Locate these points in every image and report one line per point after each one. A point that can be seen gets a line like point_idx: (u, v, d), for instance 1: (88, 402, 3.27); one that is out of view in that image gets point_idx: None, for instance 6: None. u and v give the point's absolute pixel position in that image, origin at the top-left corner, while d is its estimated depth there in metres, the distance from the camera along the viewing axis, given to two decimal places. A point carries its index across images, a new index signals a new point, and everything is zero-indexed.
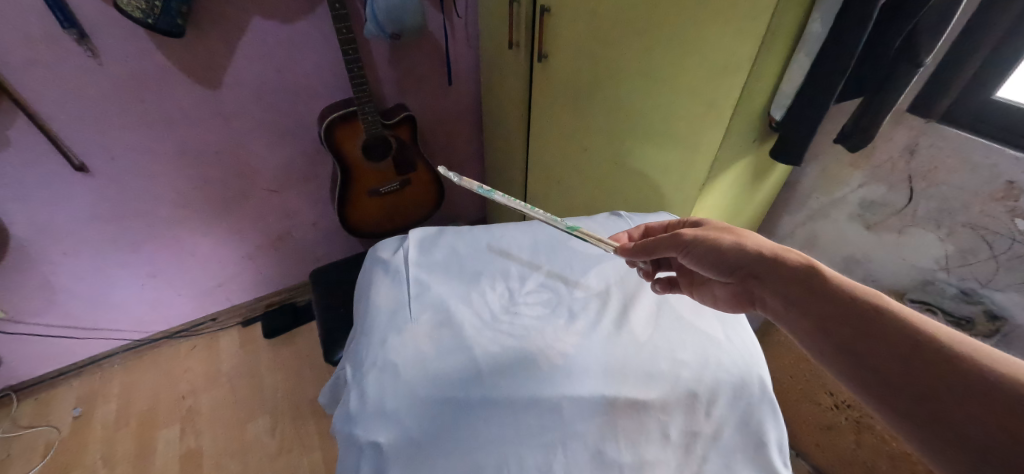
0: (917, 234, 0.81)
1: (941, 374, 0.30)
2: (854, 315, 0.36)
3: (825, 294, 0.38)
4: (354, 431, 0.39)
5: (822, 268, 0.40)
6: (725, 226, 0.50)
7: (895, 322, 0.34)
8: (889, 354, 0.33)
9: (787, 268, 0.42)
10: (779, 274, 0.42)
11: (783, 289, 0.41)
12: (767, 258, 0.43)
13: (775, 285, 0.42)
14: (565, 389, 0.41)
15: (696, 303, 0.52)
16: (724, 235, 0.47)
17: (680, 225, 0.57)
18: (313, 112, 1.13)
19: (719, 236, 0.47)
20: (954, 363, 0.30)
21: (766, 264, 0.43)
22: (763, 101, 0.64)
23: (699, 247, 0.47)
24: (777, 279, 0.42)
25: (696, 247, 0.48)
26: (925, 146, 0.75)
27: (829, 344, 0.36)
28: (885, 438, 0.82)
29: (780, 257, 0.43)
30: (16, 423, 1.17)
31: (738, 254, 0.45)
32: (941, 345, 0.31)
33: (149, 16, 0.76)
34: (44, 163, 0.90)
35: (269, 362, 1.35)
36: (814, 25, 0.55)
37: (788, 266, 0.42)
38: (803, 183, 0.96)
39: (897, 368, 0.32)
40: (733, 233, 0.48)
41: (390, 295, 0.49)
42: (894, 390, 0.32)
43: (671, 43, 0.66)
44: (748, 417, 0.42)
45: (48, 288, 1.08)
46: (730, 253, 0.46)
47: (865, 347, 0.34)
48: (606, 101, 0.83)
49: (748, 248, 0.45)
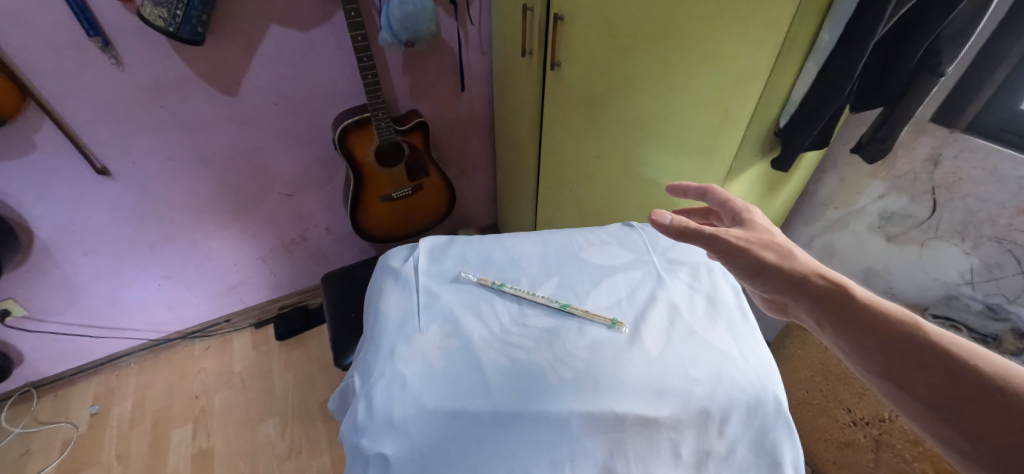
0: (939, 246, 0.79)
1: (991, 409, 0.30)
2: (896, 344, 0.35)
3: (863, 320, 0.37)
4: (361, 442, 0.38)
5: (854, 290, 0.39)
6: (765, 234, 0.46)
7: (936, 352, 0.33)
8: (933, 386, 0.32)
9: (820, 290, 0.40)
10: (811, 295, 0.41)
11: (816, 312, 0.40)
12: (801, 280, 0.42)
13: (809, 307, 0.41)
14: (573, 404, 0.40)
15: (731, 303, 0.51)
16: (765, 250, 0.44)
17: (716, 211, 0.54)
18: (327, 117, 1.15)
19: (761, 250, 0.44)
20: (1000, 396, 0.30)
21: (803, 284, 0.41)
22: (774, 112, 0.63)
23: (739, 258, 0.44)
24: (811, 302, 0.41)
25: (736, 256, 0.45)
26: (949, 157, 0.72)
27: (872, 372, 0.36)
28: (907, 457, 0.77)
29: (815, 279, 0.41)
30: (37, 419, 1.21)
31: (774, 272, 0.43)
32: (989, 376, 0.31)
33: (171, 25, 0.79)
34: (68, 167, 0.93)
35: (280, 363, 1.37)
36: (824, 34, 0.53)
37: (822, 290, 0.40)
38: (820, 193, 0.94)
39: (942, 401, 0.31)
40: (772, 246, 0.45)
41: (399, 304, 0.49)
42: (943, 424, 0.31)
43: (683, 51, 0.65)
44: (763, 438, 0.41)
45: (68, 287, 1.11)
46: (766, 270, 0.43)
47: (906, 377, 0.33)
48: (621, 109, 0.82)
49: (787, 267, 0.43)
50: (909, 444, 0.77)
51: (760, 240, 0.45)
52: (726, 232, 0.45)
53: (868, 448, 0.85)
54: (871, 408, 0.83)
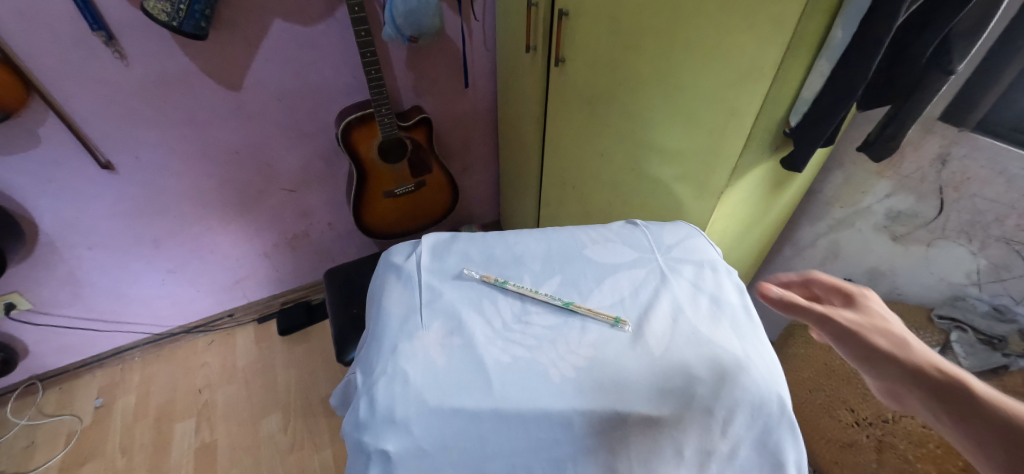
0: (946, 246, 0.78)
1: None
2: None
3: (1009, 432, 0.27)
4: (364, 438, 0.39)
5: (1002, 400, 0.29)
6: (885, 322, 0.38)
7: None
8: None
9: (945, 386, 0.31)
10: (928, 390, 0.31)
11: (938, 413, 0.31)
12: (917, 373, 0.33)
13: (930, 406, 0.31)
14: (574, 402, 0.39)
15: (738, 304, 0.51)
16: (879, 337, 0.36)
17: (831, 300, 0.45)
18: (331, 113, 1.15)
19: (869, 332, 0.36)
20: None
21: (921, 377, 0.32)
22: (782, 110, 0.62)
23: (840, 334, 0.37)
24: (932, 400, 0.31)
25: (838, 334, 0.37)
26: (957, 156, 0.71)
27: None
28: (909, 458, 0.76)
29: (938, 375, 0.32)
30: (42, 412, 1.22)
31: (882, 357, 0.35)
32: None
33: (174, 19, 0.78)
34: (72, 160, 0.93)
35: (283, 359, 1.37)
36: (837, 32, 0.52)
37: (938, 383, 0.31)
38: (826, 192, 0.93)
39: None
40: (888, 333, 0.36)
41: (402, 301, 0.49)
42: None
43: (689, 48, 0.64)
44: (767, 438, 0.41)
45: (73, 281, 1.12)
46: (870, 354, 0.35)
47: None
48: (625, 106, 0.82)
49: (901, 355, 0.34)
50: (913, 446, 0.76)
51: (870, 323, 0.37)
52: (829, 310, 0.38)
53: (871, 449, 0.84)
54: (873, 407, 0.83)
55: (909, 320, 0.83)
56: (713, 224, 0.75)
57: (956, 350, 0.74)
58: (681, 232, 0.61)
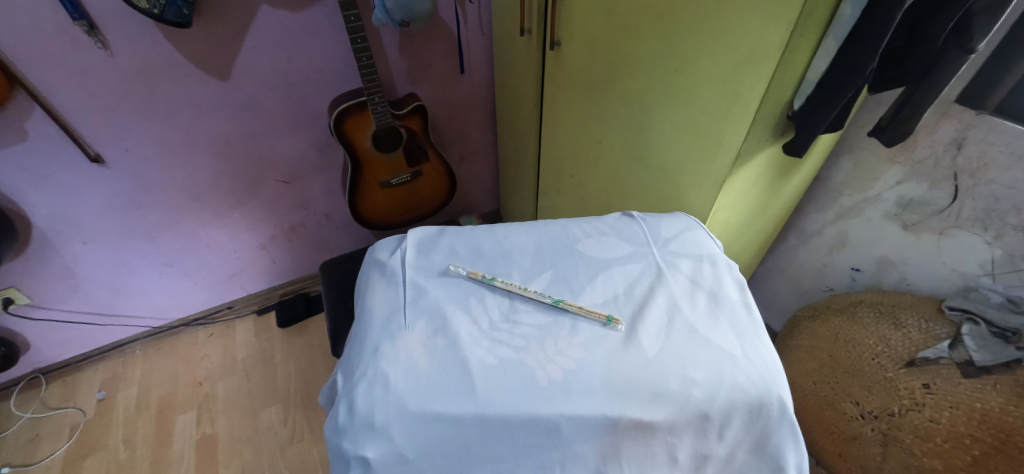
0: (960, 235, 0.75)
1: None
2: None
3: None
4: (343, 444, 0.37)
5: None
6: None
7: None
8: None
9: None
10: None
11: None
12: None
13: None
14: (563, 407, 0.37)
15: (740, 301, 0.48)
16: None
17: None
18: (323, 102, 1.12)
19: None
20: None
21: None
22: (787, 94, 0.58)
23: None
24: None
25: None
26: (974, 140, 0.68)
27: None
28: (915, 453, 0.76)
29: None
30: (46, 404, 1.23)
31: None
32: None
33: (155, 6, 0.75)
34: (61, 155, 0.91)
35: (283, 350, 1.37)
36: (846, 8, 0.48)
37: None
38: (834, 179, 0.90)
39: None
40: None
41: (386, 299, 0.48)
42: None
43: (689, 28, 0.61)
44: (767, 443, 0.39)
45: (69, 276, 1.11)
46: None
47: None
48: (623, 92, 0.79)
49: None
50: (919, 440, 0.75)
51: None
52: None
53: (875, 442, 0.82)
54: (881, 401, 0.80)
55: (919, 311, 0.80)
56: (714, 214, 0.73)
57: (967, 343, 0.70)
58: (678, 223, 0.59)
